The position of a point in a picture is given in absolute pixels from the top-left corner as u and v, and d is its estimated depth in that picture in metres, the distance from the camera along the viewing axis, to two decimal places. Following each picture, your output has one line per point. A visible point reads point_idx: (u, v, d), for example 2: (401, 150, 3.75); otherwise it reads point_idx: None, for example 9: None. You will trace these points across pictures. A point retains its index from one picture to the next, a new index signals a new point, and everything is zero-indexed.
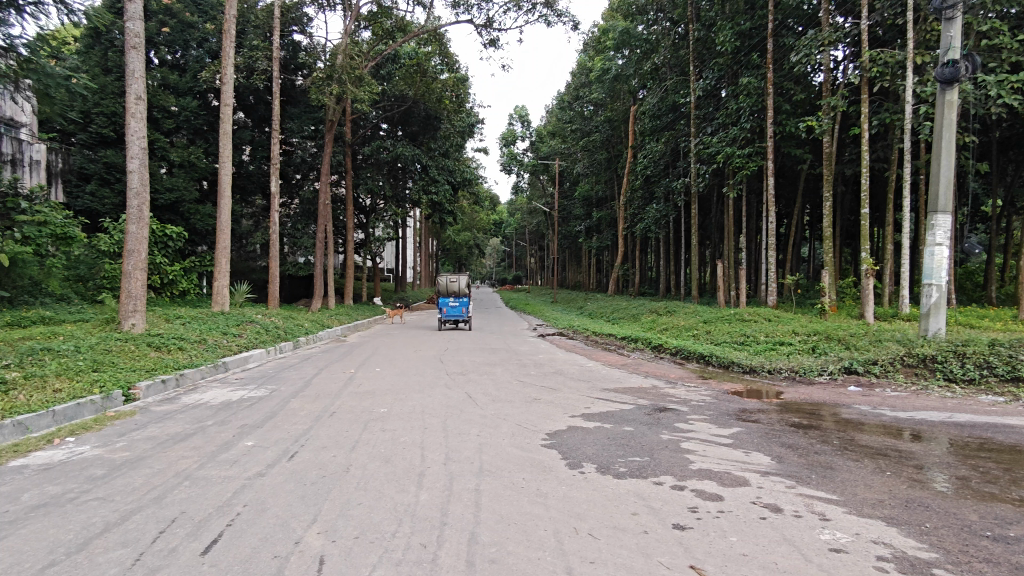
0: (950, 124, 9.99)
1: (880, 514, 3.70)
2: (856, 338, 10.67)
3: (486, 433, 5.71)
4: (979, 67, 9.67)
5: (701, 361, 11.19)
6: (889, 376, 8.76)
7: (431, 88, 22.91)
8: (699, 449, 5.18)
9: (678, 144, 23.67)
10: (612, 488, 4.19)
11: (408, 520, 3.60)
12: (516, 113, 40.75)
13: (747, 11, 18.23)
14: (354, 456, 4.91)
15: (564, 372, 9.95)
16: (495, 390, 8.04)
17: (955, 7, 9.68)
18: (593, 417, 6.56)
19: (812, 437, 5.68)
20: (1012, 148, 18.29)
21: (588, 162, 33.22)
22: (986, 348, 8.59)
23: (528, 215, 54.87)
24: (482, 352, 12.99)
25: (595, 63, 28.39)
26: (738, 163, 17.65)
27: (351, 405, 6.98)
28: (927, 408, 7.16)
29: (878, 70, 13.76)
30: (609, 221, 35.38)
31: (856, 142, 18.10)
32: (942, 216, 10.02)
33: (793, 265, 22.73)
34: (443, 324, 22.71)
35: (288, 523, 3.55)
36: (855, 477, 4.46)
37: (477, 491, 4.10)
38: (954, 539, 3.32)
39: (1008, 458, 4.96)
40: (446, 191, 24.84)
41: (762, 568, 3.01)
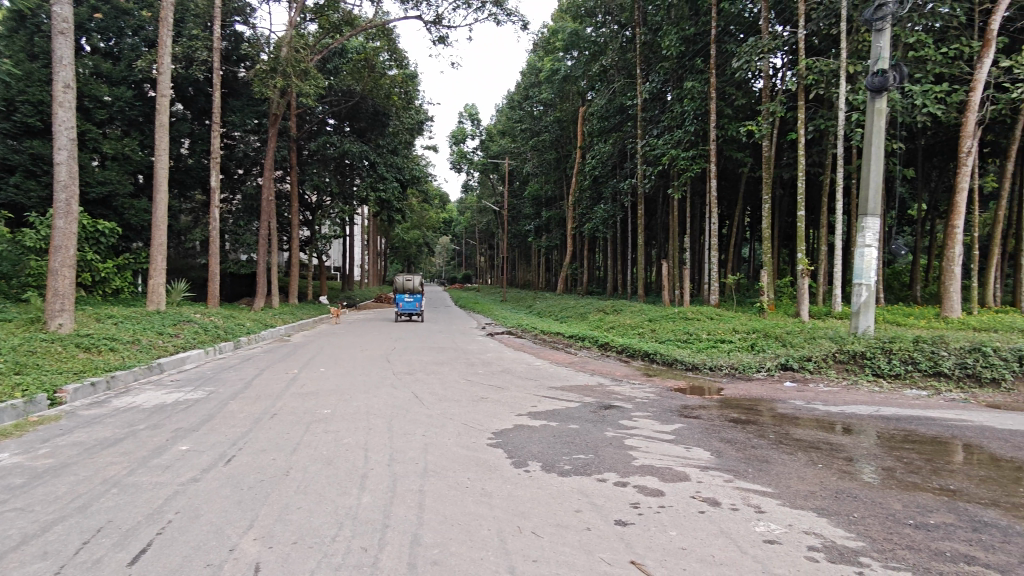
0: (879, 132, 10.49)
1: (811, 505, 3.85)
2: (792, 335, 11.08)
3: (431, 433, 5.67)
4: (906, 77, 10.11)
5: (645, 359, 11.40)
6: (822, 372, 9.12)
7: (379, 84, 22.36)
8: (641, 446, 5.27)
9: (626, 145, 24.05)
10: (556, 486, 4.21)
11: (349, 523, 3.54)
12: (466, 111, 40.58)
13: (692, 17, 18.74)
14: (295, 459, 4.79)
15: (511, 371, 9.95)
16: (441, 390, 7.98)
17: (885, 20, 10.16)
18: (539, 415, 6.57)
19: (749, 432, 5.86)
20: (936, 155, 19.35)
21: (537, 162, 33.38)
22: (911, 345, 9.05)
23: (477, 213, 54.79)
24: (431, 351, 12.83)
25: (544, 63, 28.62)
26: (682, 165, 18.08)
27: (293, 407, 6.82)
28: (857, 402, 7.50)
29: (814, 78, 14.33)
30: (558, 221, 35.68)
31: (792, 147, 18.81)
32: (871, 219, 10.51)
33: (733, 265, 23.45)
34: (398, 317, 23.88)
35: (222, 530, 3.44)
36: (789, 469, 4.63)
37: (421, 492, 4.06)
38: (879, 528, 3.48)
39: (929, 449, 5.24)
40: (394, 188, 24.53)
41: (700, 561, 3.08)
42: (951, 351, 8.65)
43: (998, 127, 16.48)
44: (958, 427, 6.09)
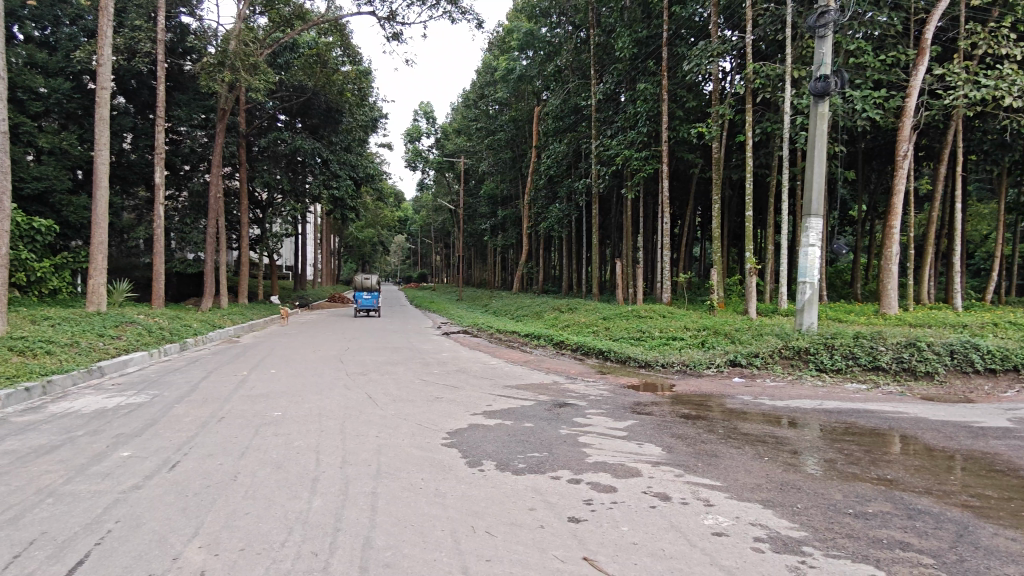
0: (822, 135, 10.86)
1: (757, 497, 3.97)
2: (741, 332, 11.40)
3: (384, 433, 5.61)
4: (847, 82, 10.49)
5: (600, 357, 11.54)
6: (768, 368, 9.39)
7: (332, 80, 21.75)
8: (595, 443, 5.33)
9: (580, 145, 24.30)
10: (510, 484, 4.23)
11: (299, 528, 3.47)
12: (421, 109, 40.28)
13: (644, 20, 19.06)
14: (243, 463, 4.67)
15: (467, 370, 9.94)
16: (396, 390, 7.90)
17: (827, 27, 10.54)
18: (494, 414, 6.57)
19: (699, 427, 6.01)
20: (875, 158, 20.20)
21: (493, 160, 33.36)
22: (852, 341, 9.41)
23: (432, 212, 54.45)
24: (385, 351, 12.65)
25: (500, 63, 28.66)
26: (636, 165, 18.39)
27: (241, 409, 6.65)
28: (802, 396, 7.76)
29: (761, 82, 14.74)
30: (514, 220, 35.77)
31: (741, 149, 19.33)
32: (814, 219, 10.88)
33: (685, 263, 23.96)
34: (358, 312, 25.83)
35: (166, 539, 3.32)
36: (737, 462, 4.76)
37: (373, 494, 4.02)
38: (821, 518, 3.60)
39: (868, 440, 5.46)
40: (348, 186, 24.20)
41: (651, 555, 3.13)
42: (888, 346, 9.05)
43: (932, 131, 17.31)
44: (894, 419, 6.37)
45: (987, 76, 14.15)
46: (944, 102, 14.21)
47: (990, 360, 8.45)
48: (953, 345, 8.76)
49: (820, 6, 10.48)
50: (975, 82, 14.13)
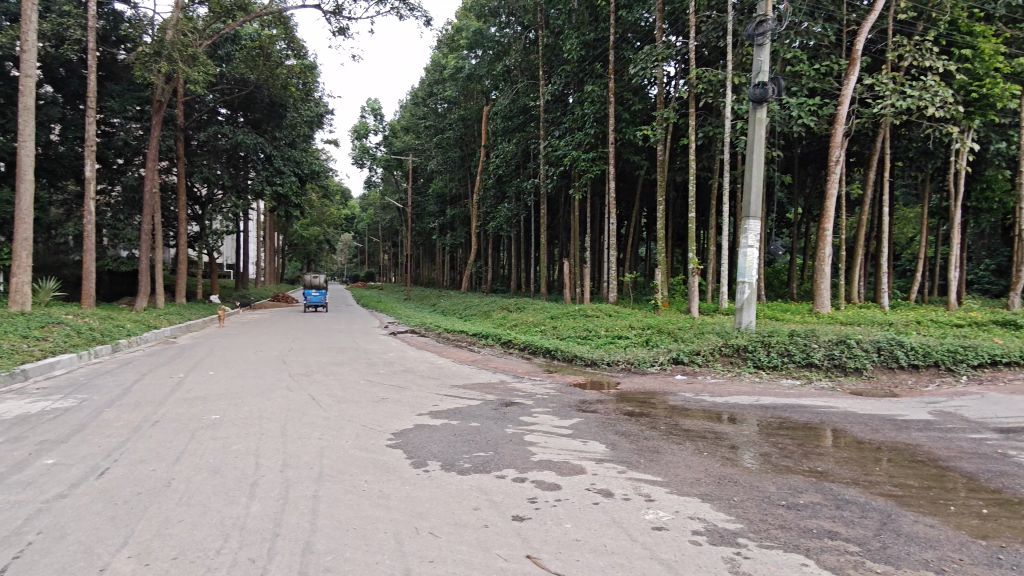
0: (760, 139, 11.25)
1: (697, 491, 4.08)
2: (683, 331, 11.69)
3: (328, 436, 5.49)
4: (783, 90, 10.86)
5: (546, 356, 11.63)
6: (709, 365, 9.65)
7: (275, 74, 21.47)
8: (541, 441, 5.37)
9: (529, 145, 24.48)
10: (455, 484, 4.21)
11: (236, 534, 3.37)
12: (367, 106, 39.68)
13: (591, 23, 19.34)
14: (178, 469, 4.50)
15: (414, 370, 9.83)
16: (339, 391, 7.76)
17: (765, 36, 10.92)
18: (440, 414, 6.53)
19: (643, 424, 6.13)
20: (810, 163, 21.03)
21: (441, 159, 33.10)
22: (787, 339, 9.77)
23: (379, 210, 53.73)
24: (330, 351, 12.42)
25: (448, 61, 28.53)
26: (583, 166, 18.65)
27: (177, 413, 6.41)
28: (740, 393, 8.03)
29: (703, 87, 15.17)
30: (462, 220, 35.61)
31: (684, 152, 19.82)
32: (753, 221, 11.22)
33: (631, 263, 24.39)
34: (307, 309, 27.96)
35: (92, 550, 3.17)
36: (678, 458, 4.87)
37: (315, 497, 3.94)
38: (756, 510, 3.73)
39: (802, 434, 5.68)
40: (292, 182, 23.69)
41: (593, 551, 3.18)
42: (820, 343, 9.46)
43: (863, 138, 18.14)
44: (826, 413, 6.65)
45: (912, 87, 14.88)
46: (874, 111, 14.90)
47: (913, 356, 8.94)
48: (880, 342, 9.24)
49: (759, 15, 10.85)
50: (902, 92, 14.86)
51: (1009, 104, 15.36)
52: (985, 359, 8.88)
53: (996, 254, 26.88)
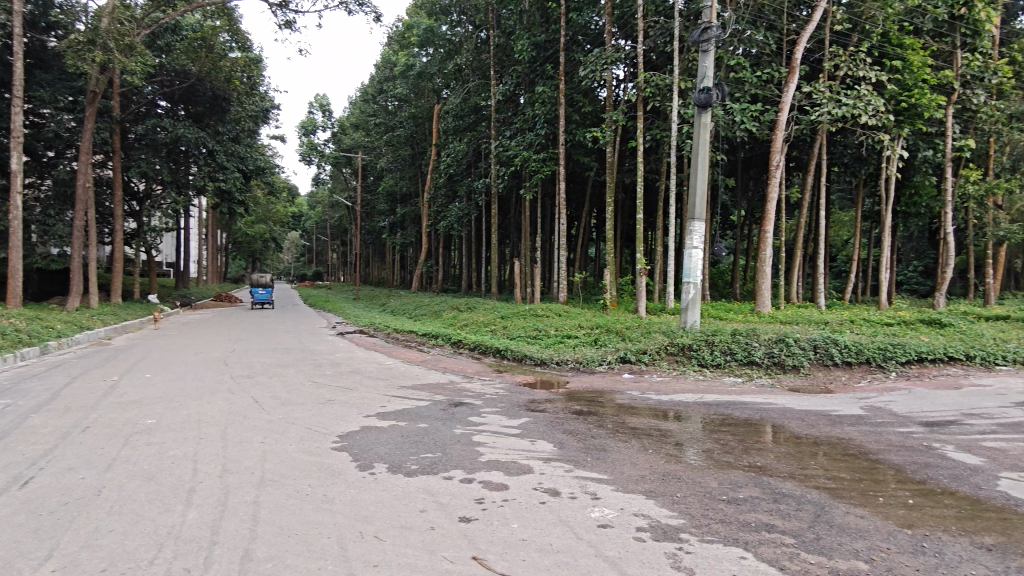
0: (705, 143, 11.52)
1: (642, 488, 4.15)
2: (631, 330, 11.87)
3: (270, 439, 5.35)
4: (726, 95, 11.15)
5: (496, 356, 11.63)
6: (656, 364, 9.83)
7: (218, 67, 20.73)
8: (489, 441, 5.36)
9: (480, 145, 24.46)
10: (401, 487, 4.17)
11: (171, 543, 3.25)
12: (316, 101, 38.83)
13: (542, 24, 19.46)
14: (109, 477, 4.30)
15: (361, 371, 9.67)
16: (284, 393, 7.56)
17: (710, 42, 11.20)
18: (387, 416, 6.45)
19: (591, 422, 6.20)
20: (752, 167, 21.69)
21: (392, 157, 32.64)
22: (729, 337, 10.06)
23: (327, 208, 52.71)
24: (274, 352, 12.11)
25: (399, 58, 28.21)
26: (534, 167, 18.76)
27: (110, 418, 6.13)
28: (685, 391, 8.20)
29: (651, 90, 15.49)
30: (413, 219, 35.31)
31: (633, 154, 20.19)
32: (698, 223, 11.48)
33: (581, 263, 24.64)
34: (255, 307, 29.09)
35: (12, 565, 3.00)
36: (624, 456, 4.95)
37: (255, 503, 3.83)
38: (698, 505, 3.82)
39: (743, 431, 5.85)
40: (236, 179, 23.13)
41: (539, 550, 3.20)
42: (760, 342, 9.78)
43: (802, 144, 18.86)
44: (765, 409, 6.88)
45: (848, 95, 15.51)
46: (811, 117, 15.49)
47: (847, 355, 9.33)
48: (816, 341, 9.62)
49: (703, 22, 11.12)
50: (838, 100, 15.47)
51: (934, 114, 16.22)
52: (912, 356, 9.37)
53: (923, 256, 28.39)
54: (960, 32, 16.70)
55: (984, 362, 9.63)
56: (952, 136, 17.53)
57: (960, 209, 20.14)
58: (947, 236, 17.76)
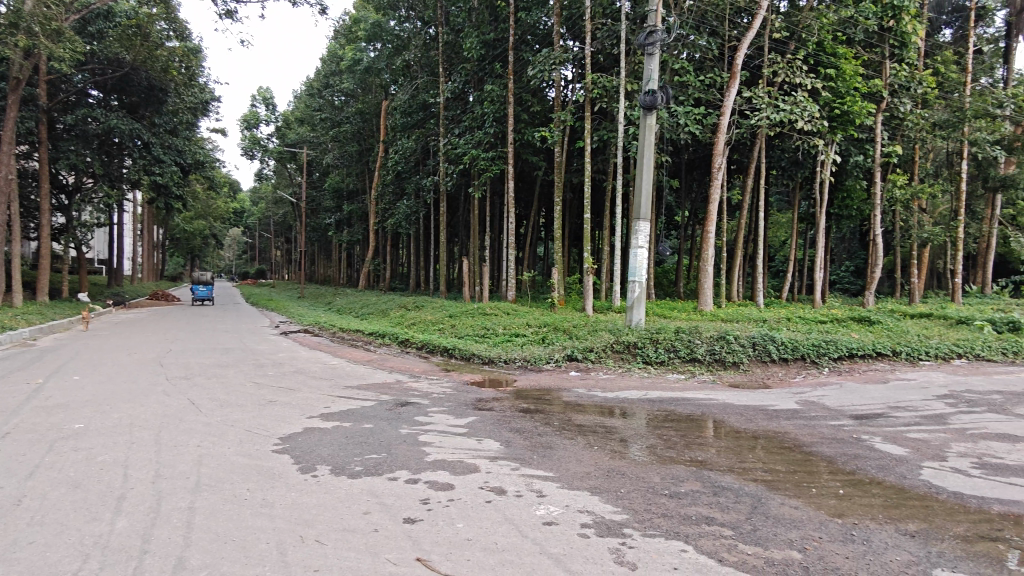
0: (650, 145, 11.75)
1: (587, 484, 4.20)
2: (578, 329, 11.99)
3: (207, 442, 5.17)
4: (670, 97, 11.40)
5: (444, 355, 11.56)
6: (602, 361, 9.97)
7: (154, 56, 19.94)
8: (435, 441, 5.32)
9: (428, 143, 24.22)
10: (345, 489, 4.09)
11: (97, 554, 3.10)
12: (259, 94, 37.74)
13: (491, 23, 19.46)
14: (31, 485, 4.07)
15: (305, 372, 9.45)
16: (223, 395, 7.33)
17: (655, 45, 11.41)
18: (332, 416, 6.33)
19: (537, 420, 6.23)
20: (696, 169, 22.23)
21: (338, 153, 32.06)
22: (673, 335, 10.28)
23: (271, 205, 51.36)
24: (214, 352, 11.72)
25: (345, 52, 27.68)
26: (483, 165, 18.71)
27: (33, 423, 5.80)
28: (630, 387, 8.35)
29: (598, 91, 15.75)
30: (360, 217, 34.77)
31: (581, 154, 20.43)
32: (643, 223, 11.71)
33: (529, 261, 24.76)
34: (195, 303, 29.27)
35: None
36: (570, 453, 4.99)
37: (189, 509, 3.69)
38: (641, 500, 3.89)
39: (685, 427, 5.98)
40: (174, 173, 22.32)
41: (484, 550, 3.19)
42: (702, 339, 10.05)
43: (742, 147, 19.48)
44: (706, 405, 7.07)
45: (785, 101, 16.09)
46: (751, 121, 15.98)
47: (783, 351, 9.70)
48: (755, 338, 9.94)
49: (649, 26, 11.33)
50: (776, 106, 16.04)
51: (865, 121, 16.95)
52: (843, 352, 9.81)
53: (854, 256, 29.73)
54: (889, 44, 17.50)
55: (909, 356, 10.14)
56: (881, 142, 18.40)
57: (888, 211, 21.18)
58: (875, 238, 18.61)
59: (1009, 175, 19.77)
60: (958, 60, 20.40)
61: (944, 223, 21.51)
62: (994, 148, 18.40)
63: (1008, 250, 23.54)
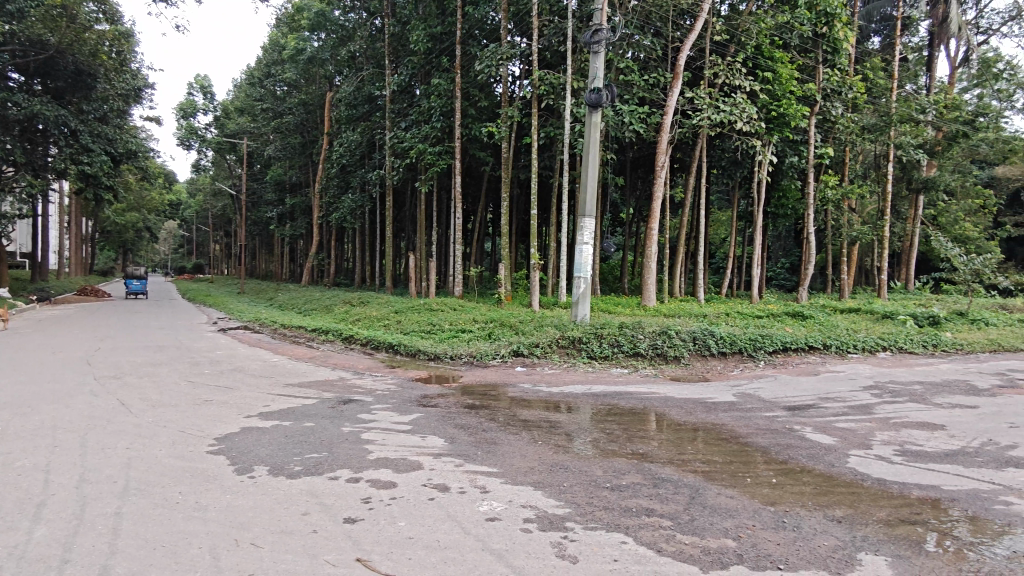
0: (596, 143, 11.90)
1: (530, 480, 4.22)
2: (524, 324, 12.05)
3: (137, 444, 4.96)
4: (615, 96, 11.55)
5: (389, 351, 11.41)
6: (547, 356, 10.05)
7: (82, 39, 19.36)
8: (378, 439, 5.25)
9: (374, 136, 23.82)
10: (284, 489, 3.99)
11: (12, 565, 2.93)
12: (196, 82, 36.33)
13: (438, 16, 19.30)
14: None
15: (244, 369, 9.19)
16: (155, 394, 7.04)
17: (600, 44, 11.53)
18: (271, 416, 6.14)
19: (483, 416, 6.23)
20: (641, 166, 22.64)
21: (280, 145, 31.19)
22: (617, 330, 10.46)
23: (209, 197, 49.64)
24: (147, 350, 11.23)
25: (288, 41, 26.97)
26: (430, 160, 18.52)
27: None
28: (574, 382, 8.45)
29: (545, 88, 15.84)
30: (303, 210, 33.94)
31: (528, 150, 20.54)
32: (588, 220, 11.84)
33: (477, 257, 24.71)
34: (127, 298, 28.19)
35: None
36: (514, 448, 5.01)
37: (116, 515, 3.53)
38: (583, 493, 3.94)
39: (628, 420, 6.09)
40: (104, 163, 21.22)
41: (426, 548, 3.17)
42: (645, 334, 10.26)
43: (685, 147, 19.99)
44: (647, 399, 7.22)
45: (725, 103, 16.54)
46: (693, 121, 16.36)
47: (722, 345, 10.00)
48: (695, 332, 10.19)
49: (594, 24, 11.44)
50: (716, 106, 16.49)
51: (800, 123, 17.58)
52: (778, 346, 10.19)
53: (789, 253, 30.93)
54: (822, 49, 18.19)
55: (838, 350, 10.62)
56: (814, 144, 19.15)
57: (821, 211, 22.10)
58: (809, 237, 19.37)
59: (930, 177, 20.84)
60: (884, 67, 21.43)
61: (872, 222, 22.61)
62: (917, 152, 19.45)
63: (928, 249, 24.94)
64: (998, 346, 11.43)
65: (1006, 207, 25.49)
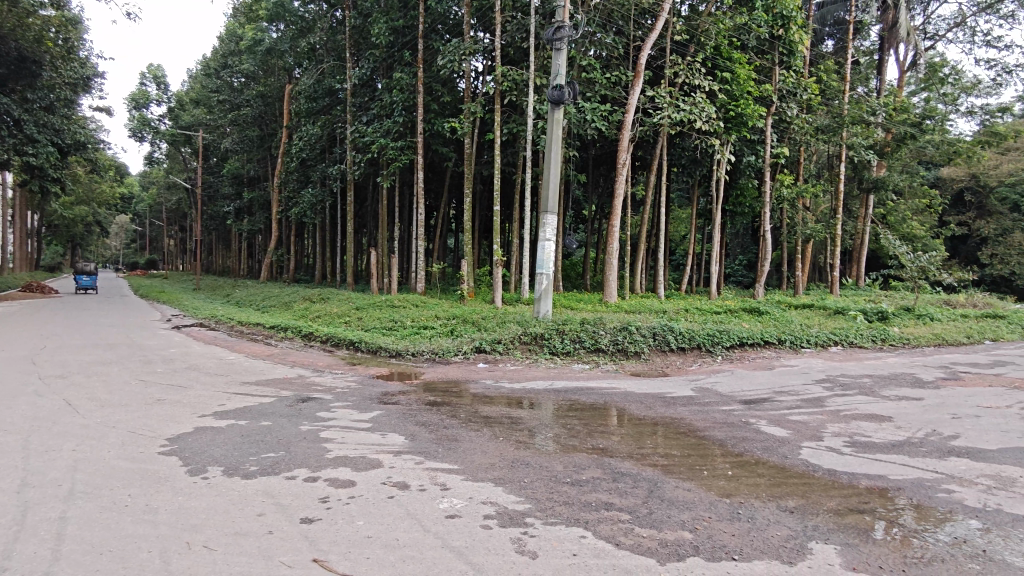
0: (557, 139, 11.93)
1: (490, 476, 4.22)
2: (486, 321, 12.03)
3: (84, 446, 4.79)
4: (576, 93, 11.59)
5: (350, 348, 11.26)
6: (509, 353, 10.05)
7: (25, 24, 18.49)
8: (337, 437, 5.18)
9: (335, 130, 23.45)
10: (239, 490, 3.91)
11: None
12: (149, 72, 35.14)
13: (400, 9, 19.10)
14: None
15: (198, 367, 8.95)
16: (104, 394, 6.80)
17: (562, 41, 11.57)
18: (227, 415, 6.00)
19: (444, 413, 6.20)
20: (602, 164, 22.84)
21: (237, 137, 30.46)
22: (578, 327, 10.53)
23: (163, 190, 48.16)
24: (96, 348, 10.84)
25: (245, 31, 26.33)
26: (392, 155, 18.30)
27: None
28: (536, 377, 8.49)
29: (508, 84, 15.82)
30: (261, 205, 33.22)
31: (491, 146, 20.49)
32: (550, 217, 11.88)
33: (439, 252, 24.56)
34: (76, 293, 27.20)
35: None
36: (475, 445, 5.00)
37: (61, 519, 3.41)
38: (543, 489, 3.96)
39: (589, 416, 6.14)
40: (50, 154, 20.46)
41: (384, 547, 3.13)
42: (606, 330, 10.35)
43: (646, 145, 20.27)
44: (608, 394, 7.29)
45: (685, 101, 16.78)
46: (654, 120, 16.57)
47: (681, 341, 10.18)
48: (655, 329, 10.34)
49: (556, 21, 11.46)
50: (676, 105, 16.74)
51: (757, 123, 17.95)
52: (735, 341, 10.41)
53: (746, 251, 31.64)
54: (778, 51, 18.58)
55: (792, 344, 10.90)
56: (771, 144, 19.60)
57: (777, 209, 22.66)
58: (765, 234, 19.84)
59: (880, 177, 21.60)
60: (836, 69, 22.08)
61: (824, 221, 23.28)
62: (867, 153, 20.12)
63: (877, 247, 25.83)
64: (942, 341, 11.91)
65: (950, 207, 26.53)
